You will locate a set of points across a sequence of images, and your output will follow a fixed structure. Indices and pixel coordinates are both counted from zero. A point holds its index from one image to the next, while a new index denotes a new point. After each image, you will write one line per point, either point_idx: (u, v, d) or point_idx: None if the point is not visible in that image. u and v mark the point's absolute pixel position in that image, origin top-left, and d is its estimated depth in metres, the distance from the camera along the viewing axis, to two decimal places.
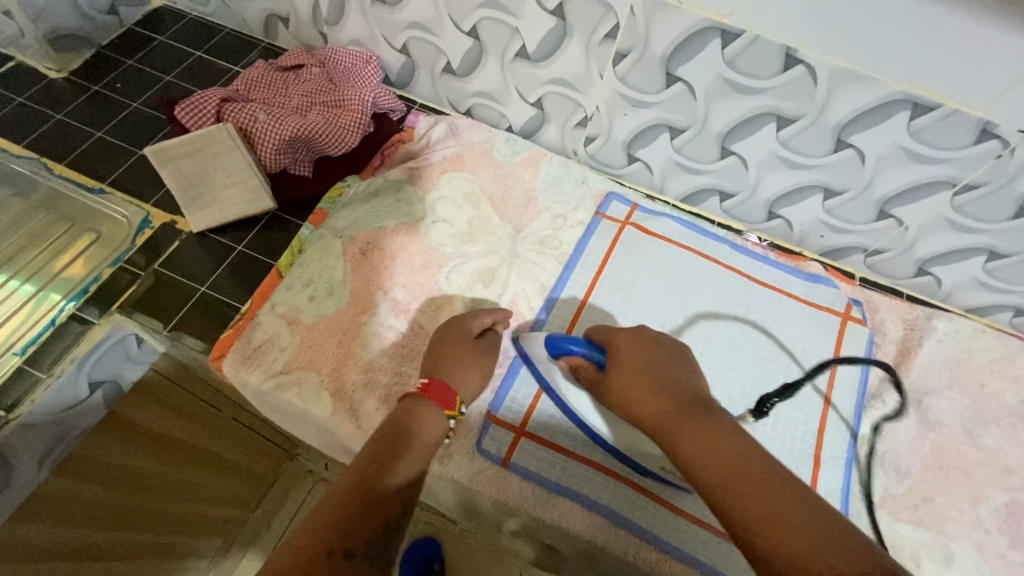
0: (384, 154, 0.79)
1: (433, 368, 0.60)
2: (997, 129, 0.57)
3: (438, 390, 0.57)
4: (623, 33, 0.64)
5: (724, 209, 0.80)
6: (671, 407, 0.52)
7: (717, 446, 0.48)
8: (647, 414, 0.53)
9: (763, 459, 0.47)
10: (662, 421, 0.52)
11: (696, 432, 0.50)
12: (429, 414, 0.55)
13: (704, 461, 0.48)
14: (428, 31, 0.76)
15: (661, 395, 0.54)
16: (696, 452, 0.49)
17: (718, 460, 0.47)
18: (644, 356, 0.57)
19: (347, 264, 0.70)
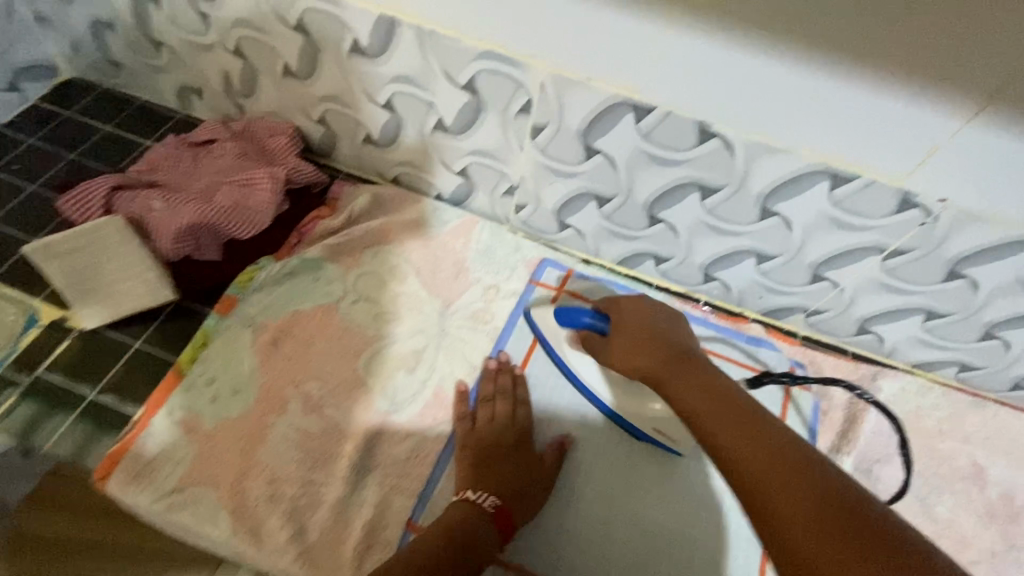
0: (301, 231, 0.74)
1: (499, 481, 0.58)
2: (917, 199, 0.55)
3: (504, 516, 0.56)
4: (538, 108, 0.62)
5: (662, 272, 0.78)
6: (659, 357, 0.54)
7: (703, 386, 0.50)
8: (638, 364, 0.56)
9: (745, 399, 0.48)
10: (650, 365, 0.55)
11: (680, 375, 0.52)
12: (489, 539, 0.54)
13: (690, 398, 0.50)
14: (343, 104, 0.72)
15: (651, 344, 0.56)
16: (682, 393, 0.50)
17: (698, 394, 0.49)
18: (642, 314, 0.60)
19: (256, 358, 0.65)
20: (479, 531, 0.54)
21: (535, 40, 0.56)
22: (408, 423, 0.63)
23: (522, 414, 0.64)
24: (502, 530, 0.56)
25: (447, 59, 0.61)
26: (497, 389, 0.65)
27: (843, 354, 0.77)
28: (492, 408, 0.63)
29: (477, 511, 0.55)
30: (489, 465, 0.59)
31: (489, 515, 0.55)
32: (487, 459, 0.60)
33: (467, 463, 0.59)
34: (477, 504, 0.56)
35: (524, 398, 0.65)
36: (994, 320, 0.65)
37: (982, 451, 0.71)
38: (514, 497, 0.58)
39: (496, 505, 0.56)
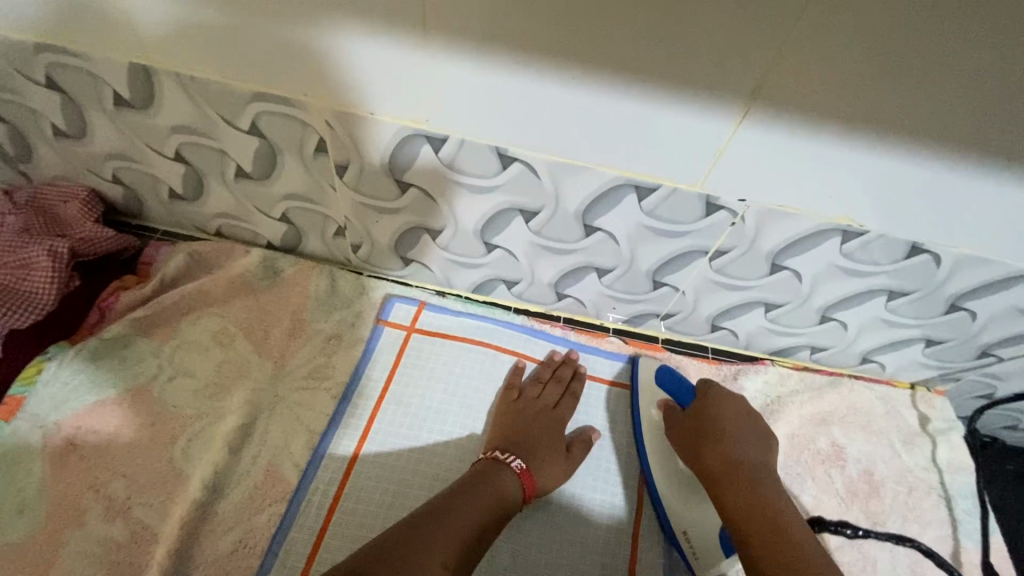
0: (103, 306, 0.66)
1: (530, 447, 0.63)
2: (719, 201, 0.55)
3: (527, 476, 0.60)
4: (332, 146, 0.57)
5: (516, 295, 0.75)
6: (724, 463, 0.59)
7: (760, 509, 0.55)
8: (703, 464, 0.61)
9: (801, 533, 0.52)
10: (723, 469, 0.59)
11: (742, 486, 0.57)
12: (508, 482, 0.59)
13: (745, 511, 0.55)
14: (131, 161, 0.65)
15: (718, 455, 0.60)
16: (741, 510, 0.55)
17: (757, 511, 0.54)
18: (727, 421, 0.63)
19: (46, 465, 0.56)
20: (500, 483, 0.58)
21: (302, 77, 0.51)
22: (236, 510, 0.56)
23: (565, 403, 0.69)
24: (525, 489, 0.60)
25: (219, 103, 0.55)
26: (553, 375, 0.70)
27: (703, 353, 0.77)
28: (543, 389, 0.69)
29: (503, 468, 0.60)
30: (528, 436, 0.64)
31: (512, 472, 0.60)
32: (518, 432, 0.64)
33: (501, 428, 0.65)
34: (504, 463, 0.60)
35: (576, 390, 0.70)
36: (825, 304, 0.66)
37: (839, 429, 0.73)
38: (536, 463, 0.62)
39: (522, 466, 0.60)
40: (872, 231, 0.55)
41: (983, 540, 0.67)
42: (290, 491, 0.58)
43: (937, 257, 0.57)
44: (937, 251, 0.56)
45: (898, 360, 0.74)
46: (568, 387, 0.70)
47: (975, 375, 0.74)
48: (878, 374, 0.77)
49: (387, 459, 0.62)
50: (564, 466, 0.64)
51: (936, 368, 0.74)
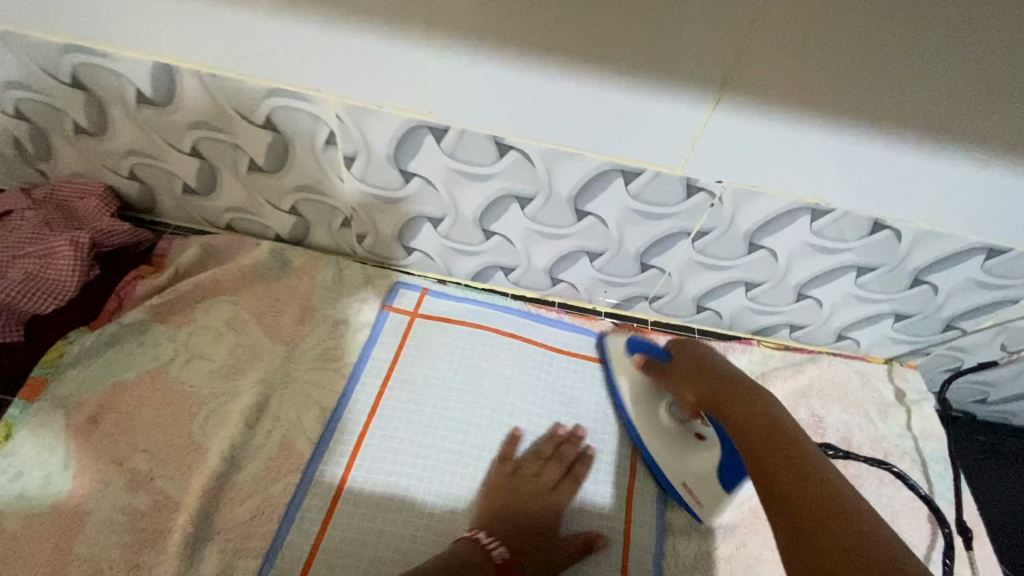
0: (121, 294, 0.69)
1: (522, 545, 0.60)
2: (699, 183, 0.60)
3: (506, 574, 0.57)
4: (341, 138, 0.62)
5: (513, 281, 0.79)
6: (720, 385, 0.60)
7: (759, 415, 0.55)
8: (700, 391, 0.61)
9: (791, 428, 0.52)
10: (718, 396, 0.59)
11: (739, 400, 0.57)
12: (481, 567, 0.56)
13: (745, 423, 0.55)
14: (148, 157, 0.69)
15: (714, 385, 0.60)
16: (739, 423, 0.55)
17: (756, 419, 0.54)
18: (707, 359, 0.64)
19: (71, 441, 0.59)
20: (480, 569, 0.56)
21: (315, 73, 0.56)
22: (252, 480, 0.60)
23: (566, 486, 0.66)
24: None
25: (236, 99, 0.59)
26: (557, 453, 0.68)
27: (690, 334, 0.82)
28: (546, 467, 0.66)
29: (482, 554, 0.57)
30: (524, 524, 0.62)
31: (494, 564, 0.57)
32: (512, 517, 0.62)
33: (496, 513, 0.62)
34: (485, 549, 0.58)
35: (579, 474, 0.67)
36: (800, 282, 0.71)
37: (819, 401, 0.78)
38: (520, 556, 0.59)
39: (502, 557, 0.58)
40: (837, 209, 0.60)
41: (956, 498, 0.72)
42: (303, 463, 0.62)
43: (898, 233, 0.62)
44: (898, 227, 0.61)
45: (871, 336, 0.79)
46: (570, 467, 0.67)
47: (943, 348, 0.79)
48: (854, 351, 0.82)
49: (395, 434, 0.66)
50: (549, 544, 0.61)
51: (907, 343, 0.79)
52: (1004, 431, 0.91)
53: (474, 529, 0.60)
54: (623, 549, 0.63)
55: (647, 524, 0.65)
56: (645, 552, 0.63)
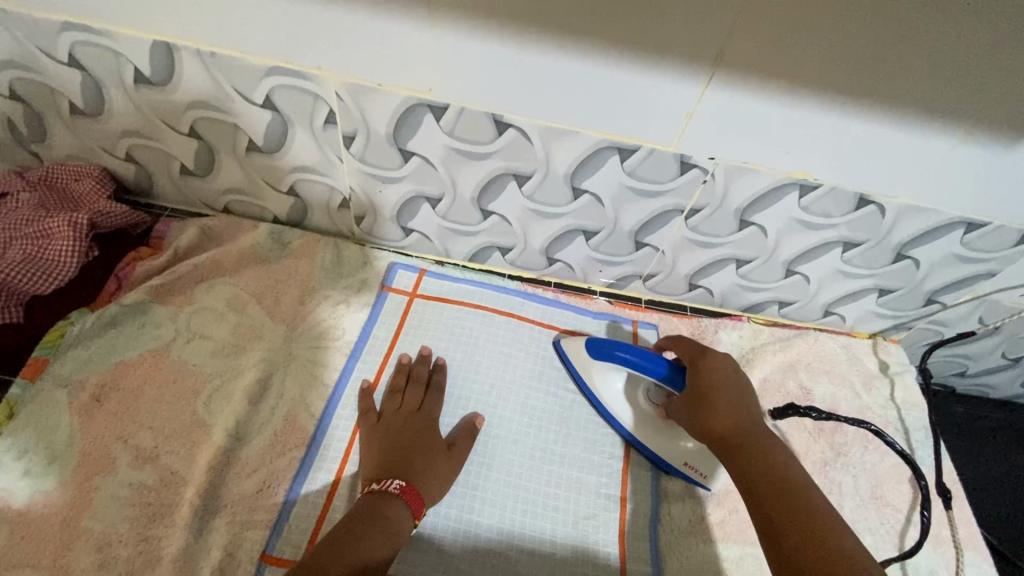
0: (120, 275, 0.70)
1: (411, 467, 0.60)
2: (692, 160, 0.62)
3: (413, 494, 0.57)
4: (341, 118, 0.62)
5: (510, 262, 0.80)
6: (737, 428, 0.55)
7: (776, 474, 0.51)
8: (715, 432, 0.56)
9: (816, 495, 0.49)
10: (733, 437, 0.55)
11: (754, 452, 0.53)
12: (397, 509, 0.55)
13: (761, 480, 0.51)
14: (146, 138, 0.69)
15: (730, 420, 0.56)
16: (756, 472, 0.51)
17: (774, 480, 0.50)
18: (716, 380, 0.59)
19: (75, 418, 0.60)
20: (383, 512, 0.55)
21: (317, 51, 0.56)
22: (257, 455, 0.61)
23: (432, 399, 0.67)
24: (415, 508, 0.57)
25: (237, 78, 0.60)
26: (410, 379, 0.68)
27: (683, 312, 0.84)
28: (401, 398, 0.67)
29: (382, 496, 0.56)
30: (409, 451, 0.61)
31: (395, 496, 0.56)
32: (387, 454, 0.61)
33: (379, 451, 0.61)
34: (382, 490, 0.57)
35: (438, 383, 0.69)
36: (789, 258, 0.73)
37: (807, 374, 0.80)
38: (419, 479, 0.59)
39: (401, 485, 0.57)
40: (825, 185, 0.63)
41: (936, 463, 0.75)
42: (306, 438, 0.63)
43: (882, 208, 0.65)
44: (881, 202, 0.64)
45: (856, 311, 0.82)
46: (430, 382, 0.69)
47: (924, 323, 0.82)
48: (840, 326, 0.85)
49: None
50: (448, 463, 0.62)
51: (890, 317, 0.82)
52: (981, 403, 0.95)
53: (369, 482, 0.59)
54: (620, 515, 0.64)
55: (644, 492, 0.66)
56: (643, 519, 0.65)
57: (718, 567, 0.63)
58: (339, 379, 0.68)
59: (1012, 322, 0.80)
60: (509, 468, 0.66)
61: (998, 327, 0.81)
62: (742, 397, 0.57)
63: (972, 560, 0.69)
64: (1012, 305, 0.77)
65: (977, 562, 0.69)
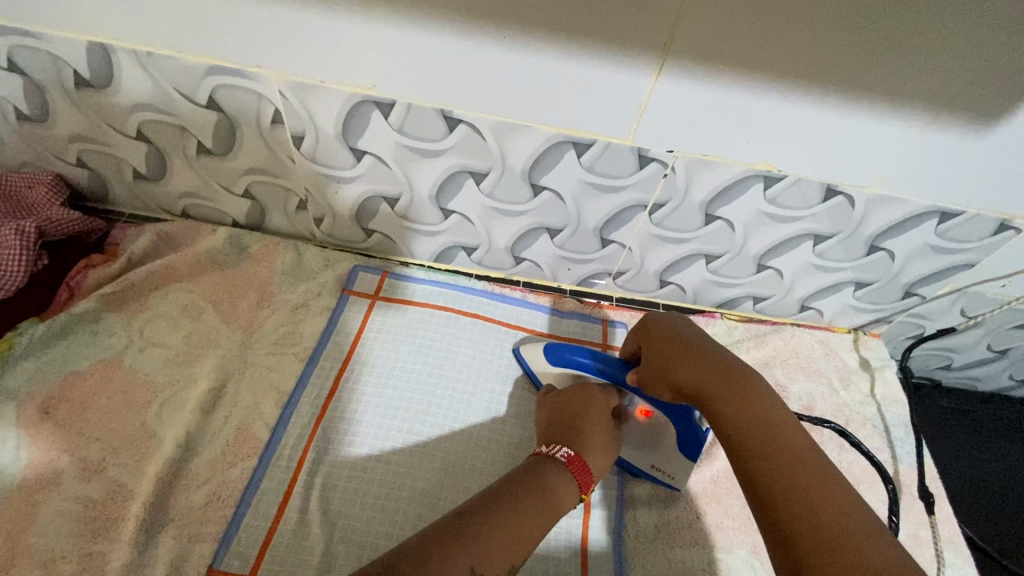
0: (71, 284, 0.68)
1: (581, 434, 0.59)
2: (651, 153, 0.59)
3: (580, 466, 0.57)
4: (287, 117, 0.61)
5: (476, 261, 0.79)
6: (704, 374, 0.52)
7: (754, 419, 0.49)
8: (681, 383, 0.53)
9: (796, 434, 0.47)
10: (697, 385, 0.52)
11: (730, 398, 0.50)
12: (561, 479, 0.55)
13: (739, 427, 0.49)
14: (94, 142, 0.67)
15: (700, 365, 0.53)
16: (732, 419, 0.49)
17: (750, 425, 0.48)
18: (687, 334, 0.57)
19: (21, 432, 0.58)
20: (557, 478, 0.55)
21: (255, 50, 0.55)
22: (209, 465, 0.59)
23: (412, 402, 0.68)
24: (579, 480, 0.56)
25: (177, 79, 0.58)
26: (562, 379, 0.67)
27: (655, 310, 0.82)
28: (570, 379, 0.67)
29: (551, 462, 0.56)
30: (574, 420, 0.61)
31: (562, 465, 0.56)
32: (570, 420, 0.61)
33: (549, 423, 0.62)
34: (551, 455, 0.57)
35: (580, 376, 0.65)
36: (759, 252, 0.71)
37: (782, 371, 0.78)
38: (588, 449, 0.58)
39: (568, 455, 0.57)
40: (789, 176, 0.60)
41: (916, 462, 0.72)
42: (261, 447, 0.61)
43: (851, 198, 0.63)
44: (851, 192, 0.62)
45: (834, 305, 0.79)
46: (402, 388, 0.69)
47: (904, 315, 0.80)
48: (818, 321, 0.83)
49: (354, 418, 0.65)
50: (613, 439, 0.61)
51: (869, 311, 0.79)
52: (968, 397, 0.93)
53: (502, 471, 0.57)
54: (584, 522, 0.63)
55: (609, 499, 0.64)
56: (607, 524, 0.63)
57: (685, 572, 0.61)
58: (296, 386, 0.66)
59: (995, 314, 0.77)
60: (471, 475, 0.64)
61: (981, 319, 0.79)
62: (706, 348, 0.54)
63: (953, 562, 0.67)
64: (994, 297, 0.75)
65: (958, 564, 0.67)
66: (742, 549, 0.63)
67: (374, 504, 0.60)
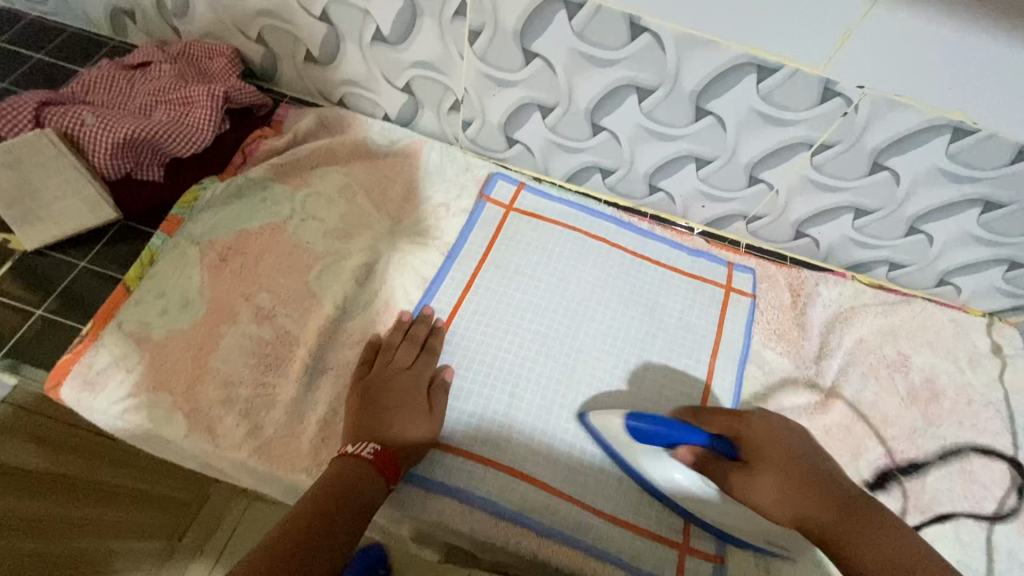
0: (246, 151, 0.75)
1: (383, 416, 0.58)
2: (837, 87, 0.57)
3: (388, 460, 0.55)
4: (472, 10, 0.62)
5: (609, 186, 0.79)
6: (828, 496, 0.53)
7: (876, 546, 0.48)
8: (793, 511, 0.53)
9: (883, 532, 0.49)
10: (821, 520, 0.52)
11: (857, 531, 0.50)
12: (366, 474, 0.53)
13: (820, 517, 0.52)
14: (278, 18, 0.71)
15: (801, 466, 0.55)
16: (858, 553, 0.49)
17: (876, 549, 0.48)
18: (787, 446, 0.57)
19: (204, 273, 0.65)
20: (359, 480, 0.53)
21: None
22: (361, 329, 0.66)
23: (423, 361, 0.64)
24: (387, 475, 0.55)
25: None
26: (405, 338, 0.65)
27: (782, 261, 0.80)
28: (395, 354, 0.63)
29: (357, 461, 0.54)
30: (378, 405, 0.59)
31: (367, 461, 0.54)
32: (375, 402, 0.59)
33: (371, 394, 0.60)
34: (355, 455, 0.54)
35: (433, 345, 0.65)
36: (916, 213, 0.68)
37: (907, 341, 0.75)
38: (393, 437, 0.57)
39: (376, 449, 0.55)
40: (984, 131, 0.57)
41: None
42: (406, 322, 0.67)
43: None
44: None
45: (977, 284, 0.76)
46: (425, 344, 0.65)
47: None
48: (952, 299, 0.79)
49: (488, 313, 0.70)
50: (427, 422, 0.60)
51: (1015, 295, 0.75)
52: None
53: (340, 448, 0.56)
54: None
55: None
56: None
57: None
58: (438, 275, 0.71)
59: None
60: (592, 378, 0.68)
61: None
62: (788, 460, 0.56)
63: None
64: None
65: None
66: None
67: (502, 389, 0.65)
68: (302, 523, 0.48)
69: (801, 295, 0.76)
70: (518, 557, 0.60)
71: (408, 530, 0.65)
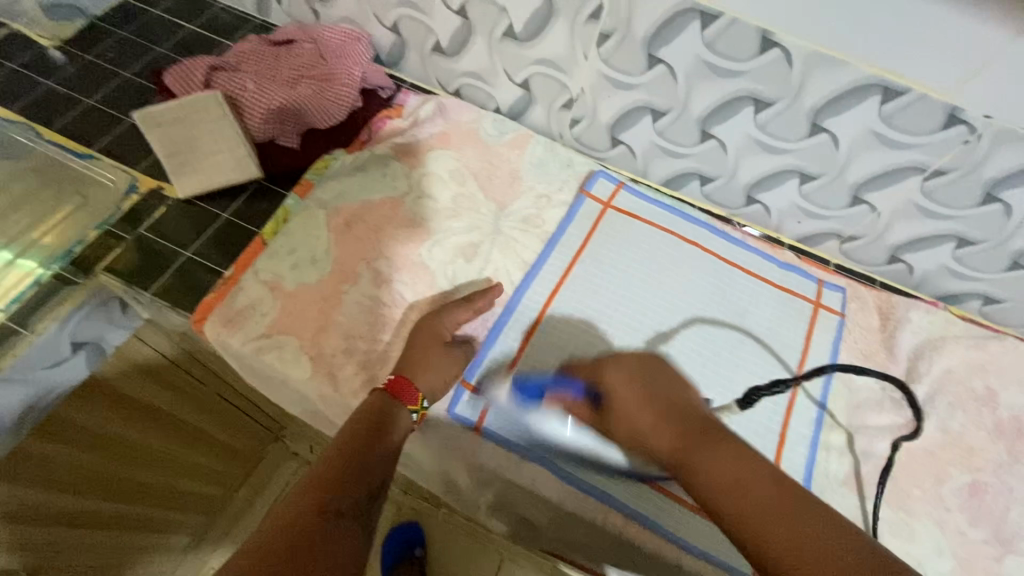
0: (371, 129, 0.81)
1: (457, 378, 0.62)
2: (963, 115, 0.58)
3: (403, 384, 0.60)
4: (607, 14, 0.66)
5: (705, 193, 0.82)
6: (676, 429, 0.52)
7: (737, 466, 0.47)
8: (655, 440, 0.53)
9: (752, 475, 0.45)
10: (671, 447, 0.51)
11: (705, 447, 0.49)
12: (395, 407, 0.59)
13: (715, 475, 0.47)
14: (416, 9, 0.77)
15: (640, 408, 0.55)
16: (703, 469, 0.48)
17: (730, 474, 0.46)
18: (644, 386, 0.57)
19: (331, 235, 0.71)
20: (387, 410, 0.58)
21: None
22: None
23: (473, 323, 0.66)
24: (404, 397, 0.59)
25: None
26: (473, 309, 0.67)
27: (871, 284, 0.82)
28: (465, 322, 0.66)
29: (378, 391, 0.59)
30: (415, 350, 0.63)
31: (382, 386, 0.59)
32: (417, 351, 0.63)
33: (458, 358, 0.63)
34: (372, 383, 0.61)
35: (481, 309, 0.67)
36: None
37: (998, 377, 0.74)
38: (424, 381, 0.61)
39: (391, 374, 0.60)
40: None
41: None
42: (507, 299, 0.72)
43: None
44: None
45: None
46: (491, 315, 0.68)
47: None
48: None
49: (583, 302, 0.73)
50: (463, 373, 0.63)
51: None
52: None
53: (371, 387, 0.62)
54: (778, 449, 0.67)
55: (802, 440, 0.68)
56: (797, 461, 0.67)
57: (864, 518, 0.66)
58: (538, 260, 0.75)
59: None
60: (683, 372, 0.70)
61: None
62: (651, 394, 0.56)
63: None
64: None
65: None
66: (928, 519, 0.66)
67: None
68: (340, 456, 0.53)
69: (890, 318, 0.77)
70: (600, 531, 0.63)
71: (491, 496, 0.69)
